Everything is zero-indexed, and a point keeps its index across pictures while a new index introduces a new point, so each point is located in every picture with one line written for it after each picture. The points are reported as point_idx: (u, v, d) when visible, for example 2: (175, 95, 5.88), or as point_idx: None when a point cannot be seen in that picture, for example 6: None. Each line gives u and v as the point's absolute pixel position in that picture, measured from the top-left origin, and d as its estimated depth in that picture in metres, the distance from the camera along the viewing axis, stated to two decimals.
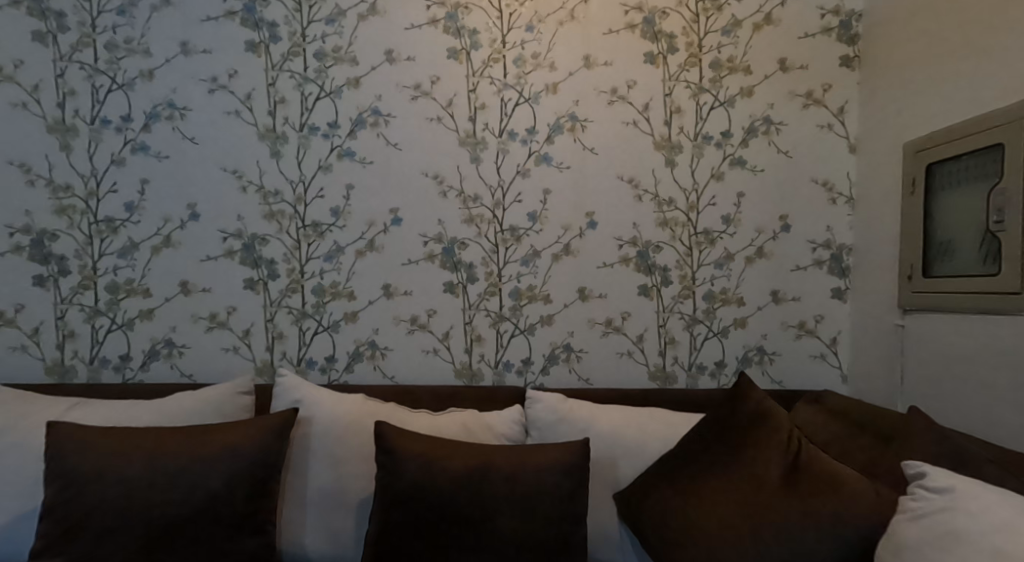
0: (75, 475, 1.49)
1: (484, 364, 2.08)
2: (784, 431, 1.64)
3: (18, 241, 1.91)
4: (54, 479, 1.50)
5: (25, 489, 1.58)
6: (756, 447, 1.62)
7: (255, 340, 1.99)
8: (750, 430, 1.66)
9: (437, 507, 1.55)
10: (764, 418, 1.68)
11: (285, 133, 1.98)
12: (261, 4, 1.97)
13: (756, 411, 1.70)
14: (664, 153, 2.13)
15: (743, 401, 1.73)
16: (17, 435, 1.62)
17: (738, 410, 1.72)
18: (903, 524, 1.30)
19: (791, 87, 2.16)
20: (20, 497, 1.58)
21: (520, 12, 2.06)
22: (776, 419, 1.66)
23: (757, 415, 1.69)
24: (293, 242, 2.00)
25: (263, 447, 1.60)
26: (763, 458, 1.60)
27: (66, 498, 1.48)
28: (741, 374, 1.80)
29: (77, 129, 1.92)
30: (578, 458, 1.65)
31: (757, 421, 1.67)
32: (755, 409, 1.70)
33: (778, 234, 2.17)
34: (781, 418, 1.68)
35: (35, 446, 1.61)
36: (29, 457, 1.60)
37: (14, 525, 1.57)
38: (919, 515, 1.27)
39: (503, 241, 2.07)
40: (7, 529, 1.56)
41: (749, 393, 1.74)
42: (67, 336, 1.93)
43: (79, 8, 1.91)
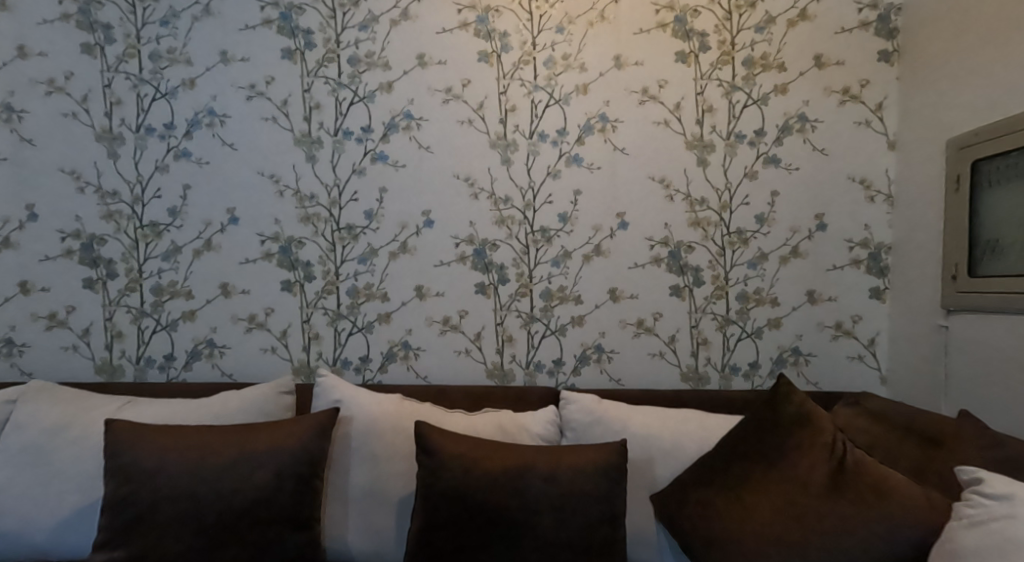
0: (133, 470, 1.56)
1: (516, 364, 2.10)
2: (828, 434, 1.63)
3: (70, 245, 1.99)
4: (114, 474, 1.57)
5: (82, 485, 1.65)
6: (800, 452, 1.61)
7: (292, 341, 2.04)
8: (792, 434, 1.65)
9: (479, 508, 1.58)
10: (806, 421, 1.66)
11: (320, 138, 2.03)
12: (297, 12, 2.01)
13: (798, 413, 1.68)
14: (696, 152, 2.11)
15: (783, 403, 1.71)
16: (74, 433, 1.69)
17: (779, 411, 1.70)
18: (959, 531, 1.30)
19: (827, 84, 2.13)
20: (77, 493, 1.64)
21: (550, 13, 2.07)
22: (817, 422, 1.65)
23: (800, 417, 1.67)
24: (328, 244, 2.04)
25: (308, 444, 1.65)
26: (806, 463, 1.59)
27: (124, 493, 1.54)
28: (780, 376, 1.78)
29: (123, 137, 1.99)
30: (616, 459, 1.66)
31: (799, 424, 1.66)
32: (796, 412, 1.69)
33: (813, 232, 2.14)
34: (824, 420, 1.66)
35: (90, 444, 1.68)
36: (86, 454, 1.67)
37: (73, 520, 1.64)
38: (977, 522, 1.27)
39: (534, 241, 2.09)
40: (66, 522, 1.63)
41: (790, 395, 1.72)
42: (115, 336, 2.00)
43: (124, 20, 1.98)
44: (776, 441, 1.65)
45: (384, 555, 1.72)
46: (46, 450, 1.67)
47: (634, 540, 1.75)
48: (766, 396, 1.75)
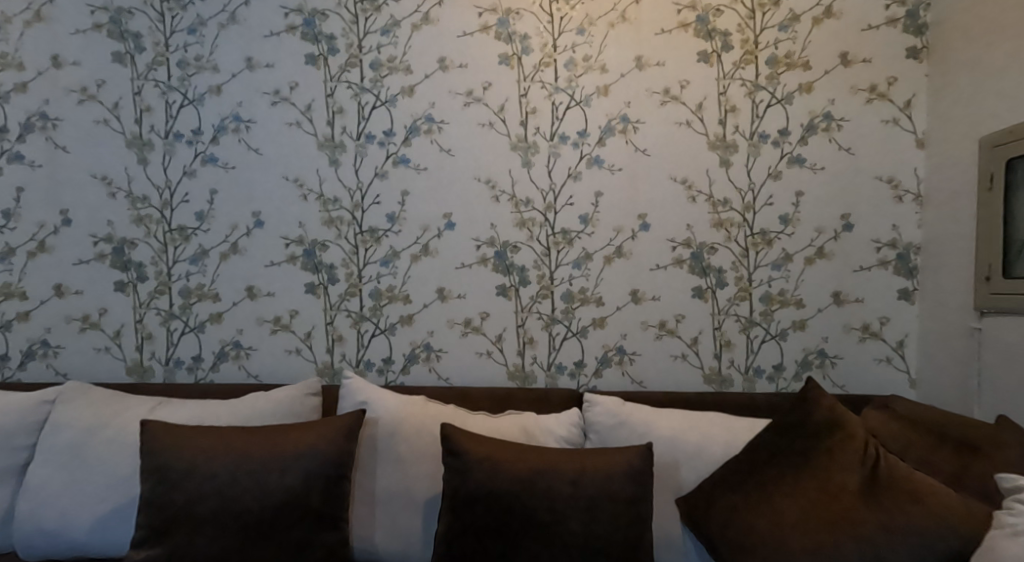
0: (168, 470, 1.59)
1: (537, 366, 2.11)
2: (860, 439, 1.61)
3: (102, 249, 2.04)
4: (150, 474, 1.60)
5: (119, 483, 1.69)
6: (831, 457, 1.59)
7: (316, 343, 2.07)
8: (822, 438, 1.63)
9: (507, 510, 1.59)
10: (837, 425, 1.64)
11: (343, 142, 2.05)
12: (320, 18, 2.04)
13: (827, 418, 1.66)
14: (718, 153, 2.10)
15: (813, 408, 1.69)
16: (109, 433, 1.74)
17: (807, 416, 1.67)
18: (1001, 540, 1.28)
19: (853, 82, 2.09)
20: (113, 492, 1.69)
21: (571, 15, 2.07)
22: (849, 427, 1.63)
23: (829, 423, 1.65)
24: (350, 247, 2.07)
25: (336, 445, 1.67)
26: (838, 467, 1.57)
27: (159, 492, 1.58)
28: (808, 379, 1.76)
29: (152, 144, 2.03)
30: (642, 462, 1.66)
31: (830, 428, 1.63)
32: (825, 416, 1.66)
33: (839, 233, 2.11)
34: (856, 425, 1.63)
35: (125, 444, 1.73)
36: (122, 454, 1.72)
37: (110, 518, 1.68)
38: (1019, 531, 1.25)
39: (555, 243, 2.09)
40: (104, 520, 1.67)
41: (819, 400, 1.70)
42: (145, 338, 2.05)
43: (153, 29, 2.03)
44: (806, 446, 1.63)
45: (412, 555, 1.74)
46: (84, 449, 1.72)
47: (660, 544, 1.74)
48: (795, 400, 1.73)
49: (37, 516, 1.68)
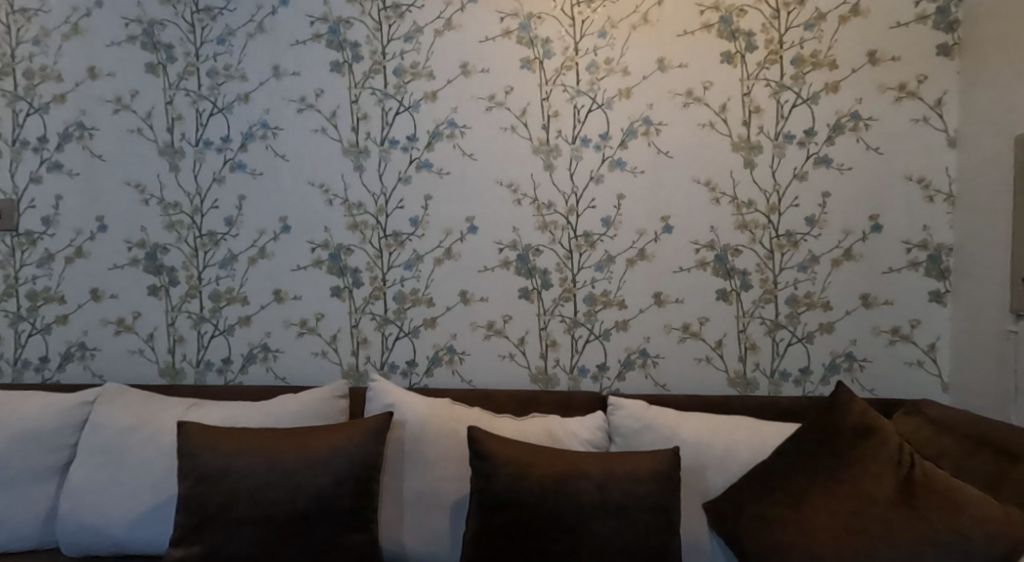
0: (204, 470, 1.63)
1: (559, 369, 2.11)
2: (893, 445, 1.60)
3: (136, 254, 2.09)
4: (186, 474, 1.64)
5: (156, 483, 1.74)
6: (864, 463, 1.59)
7: (341, 345, 2.11)
8: (854, 444, 1.62)
9: (534, 514, 1.60)
10: (870, 431, 1.63)
11: (367, 148, 2.08)
12: (344, 26, 2.07)
13: (858, 423, 1.66)
14: (743, 154, 2.08)
15: (845, 413, 1.69)
16: (146, 434, 1.79)
17: (839, 421, 1.68)
18: None
19: (882, 81, 2.06)
20: (151, 491, 1.74)
21: (593, 18, 2.07)
22: (882, 433, 1.62)
23: (861, 428, 1.65)
24: (375, 251, 2.10)
25: (364, 448, 1.70)
26: (871, 475, 1.56)
27: (195, 493, 1.61)
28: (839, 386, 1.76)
29: (183, 151, 2.08)
30: (669, 467, 1.66)
31: (862, 435, 1.63)
32: (858, 421, 1.66)
33: (867, 234, 2.08)
34: (889, 431, 1.62)
35: (161, 444, 1.78)
36: (158, 454, 1.77)
37: (149, 517, 1.72)
38: None
39: (577, 246, 2.09)
40: (141, 519, 1.72)
41: (850, 405, 1.70)
42: (177, 341, 2.11)
43: (184, 39, 2.07)
44: (837, 451, 1.63)
45: (439, 556, 1.76)
46: (123, 449, 1.78)
47: (686, 548, 1.73)
48: (827, 406, 1.73)
49: (79, 514, 1.73)
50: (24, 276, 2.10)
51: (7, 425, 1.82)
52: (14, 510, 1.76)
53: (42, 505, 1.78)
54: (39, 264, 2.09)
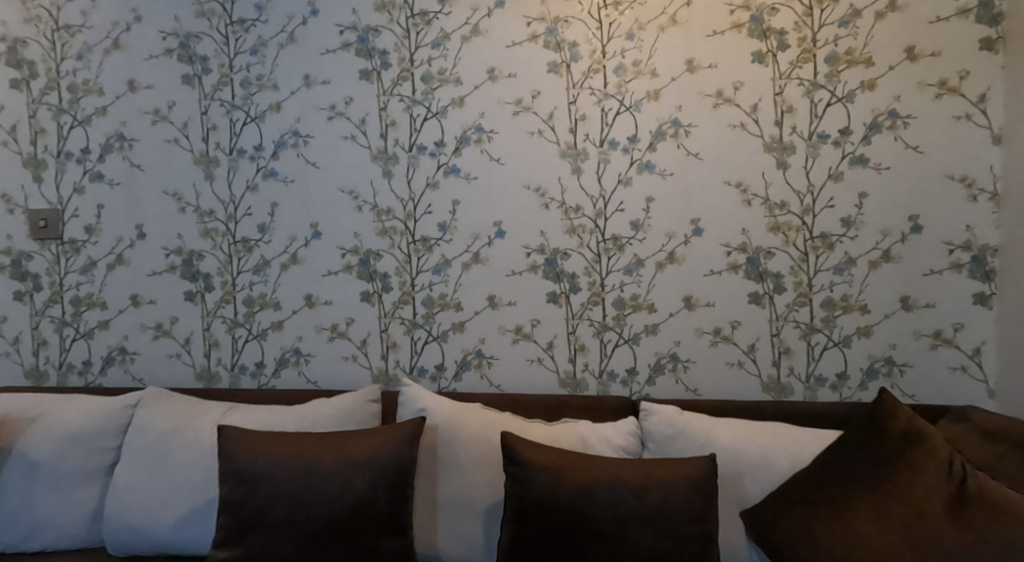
0: (246, 473, 1.66)
1: (588, 374, 2.11)
2: (943, 455, 1.57)
3: (173, 261, 2.15)
4: (226, 477, 1.67)
5: (198, 484, 1.78)
6: (912, 473, 1.56)
7: (371, 350, 2.13)
8: (901, 453, 1.60)
9: (571, 518, 1.59)
10: (917, 440, 1.61)
11: (396, 154, 2.10)
12: (373, 34, 2.09)
13: (904, 431, 1.63)
14: (775, 155, 2.04)
15: (889, 423, 1.66)
16: (187, 437, 1.84)
17: (883, 431, 1.66)
18: None
19: (921, 77, 2.00)
20: (192, 492, 1.78)
21: (620, 21, 2.05)
22: (931, 442, 1.60)
23: (907, 436, 1.62)
24: (403, 256, 2.12)
25: (399, 452, 1.71)
26: (921, 485, 1.54)
27: (236, 496, 1.64)
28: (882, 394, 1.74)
29: (218, 160, 2.13)
30: (706, 474, 1.63)
31: (910, 442, 1.61)
32: (903, 430, 1.64)
33: (907, 235, 2.03)
34: (937, 439, 1.60)
35: (200, 446, 1.82)
36: (198, 456, 1.81)
37: (192, 518, 1.77)
38: None
39: (605, 250, 2.08)
40: (184, 520, 1.76)
41: (894, 413, 1.68)
42: (212, 345, 2.16)
43: (219, 51, 2.11)
44: (883, 460, 1.61)
45: None
46: (165, 451, 1.82)
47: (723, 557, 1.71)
48: (870, 416, 1.70)
49: (123, 514, 1.78)
50: (68, 282, 2.17)
51: (55, 428, 1.88)
52: (62, 510, 1.82)
53: (89, 505, 1.84)
54: (82, 271, 2.16)
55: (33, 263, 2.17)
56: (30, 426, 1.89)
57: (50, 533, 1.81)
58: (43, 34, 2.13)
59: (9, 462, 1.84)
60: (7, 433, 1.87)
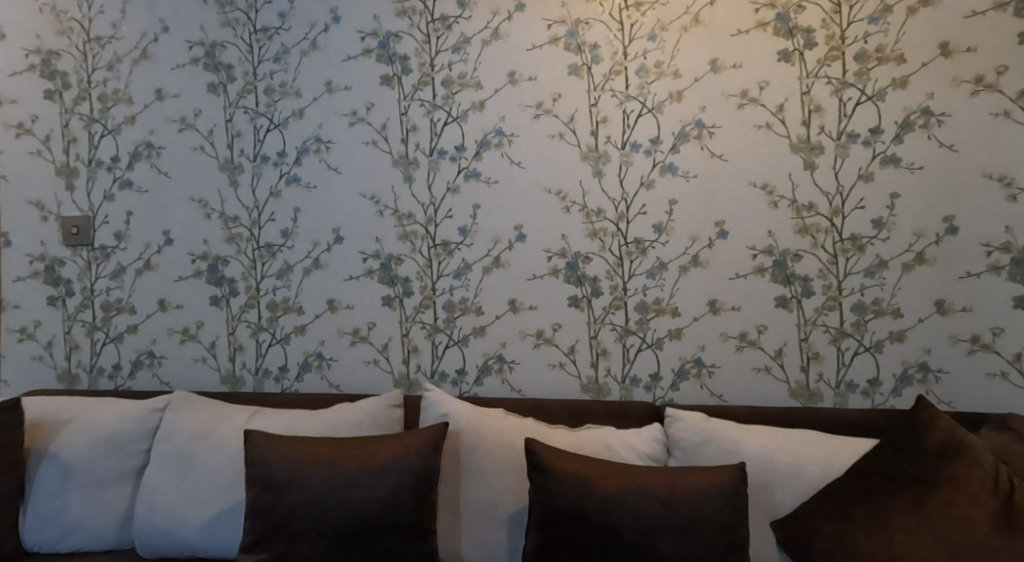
0: (272, 478, 1.67)
1: (611, 379, 2.08)
2: (989, 468, 1.55)
3: (199, 266, 2.18)
4: (253, 482, 1.68)
5: (226, 488, 1.80)
6: (955, 485, 1.53)
7: (392, 354, 2.14)
8: (942, 466, 1.56)
9: (598, 529, 1.56)
10: (961, 451, 1.57)
11: (417, 159, 2.11)
12: (394, 40, 2.10)
13: (945, 440, 1.59)
14: (802, 155, 2.00)
15: (930, 432, 1.61)
16: (215, 440, 1.86)
17: (924, 440, 1.61)
18: None
19: (956, 74, 1.94)
20: (219, 494, 1.80)
21: (642, 22, 2.03)
22: (976, 454, 1.56)
23: (949, 446, 1.58)
24: (425, 260, 2.12)
25: (423, 458, 1.71)
26: (966, 499, 1.51)
27: (263, 501, 1.65)
28: (921, 400, 1.68)
29: (242, 167, 2.16)
30: (736, 483, 1.60)
31: (953, 454, 1.57)
32: (945, 440, 1.59)
33: (942, 237, 1.96)
34: (981, 450, 1.57)
35: (227, 449, 1.84)
36: (226, 459, 1.83)
37: (221, 520, 1.79)
38: None
39: (628, 253, 2.06)
40: (212, 522, 1.78)
41: (934, 422, 1.63)
42: (237, 349, 2.18)
43: (243, 59, 2.15)
44: (923, 471, 1.57)
45: None
46: (194, 454, 1.85)
47: None
48: (909, 423, 1.65)
49: (153, 516, 1.81)
50: (99, 288, 2.22)
51: (87, 431, 1.92)
52: (95, 511, 1.85)
53: (120, 507, 1.87)
54: (112, 276, 2.21)
55: (65, 269, 2.22)
56: (64, 429, 1.93)
57: (83, 534, 1.84)
58: (75, 46, 2.19)
59: (43, 464, 1.88)
60: (42, 435, 1.91)
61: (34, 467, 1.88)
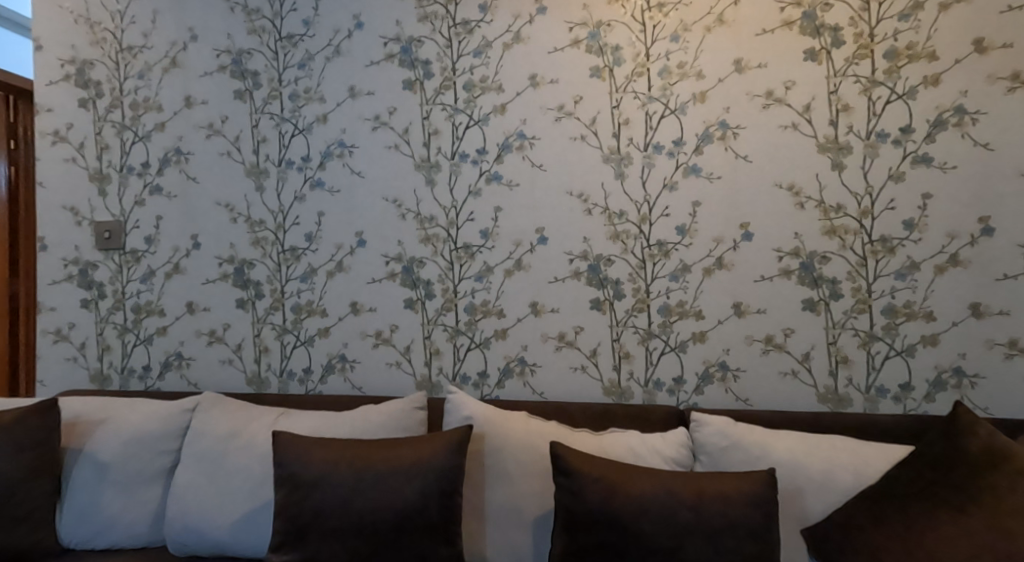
0: (300, 479, 1.68)
1: (634, 382, 2.06)
2: None
3: (226, 269, 2.22)
4: (281, 482, 1.70)
5: (254, 488, 1.83)
6: (998, 494, 1.48)
7: (414, 357, 2.15)
8: (984, 473, 1.51)
9: (625, 535, 1.55)
10: (1001, 458, 1.52)
11: (439, 162, 2.12)
12: (416, 45, 2.12)
13: (986, 448, 1.54)
14: (830, 155, 1.96)
15: (969, 439, 1.57)
16: (244, 441, 1.89)
17: (962, 447, 1.57)
18: None
19: (991, 71, 1.89)
20: (248, 495, 1.82)
21: (665, 23, 2.02)
22: (1018, 461, 1.50)
23: (989, 453, 1.53)
24: (446, 263, 2.13)
25: (447, 461, 1.71)
26: (1010, 508, 1.46)
27: (292, 501, 1.67)
28: (958, 406, 1.64)
29: (268, 171, 2.19)
30: (766, 489, 1.57)
31: (994, 462, 1.52)
32: (984, 447, 1.55)
33: (977, 238, 1.91)
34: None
35: (255, 450, 1.87)
36: (254, 460, 1.86)
37: (249, 520, 1.81)
38: None
39: (651, 255, 2.04)
40: (241, 522, 1.81)
41: (974, 429, 1.58)
42: (262, 351, 2.21)
43: (269, 66, 2.18)
44: (962, 480, 1.53)
45: None
46: (223, 454, 1.88)
47: None
48: (945, 430, 1.62)
49: (183, 515, 1.84)
50: (130, 291, 2.27)
51: (120, 431, 1.96)
52: (128, 509, 1.89)
53: (152, 506, 1.91)
54: (143, 280, 2.26)
55: (98, 272, 2.28)
56: (98, 429, 1.98)
57: (116, 532, 1.88)
58: (108, 55, 2.25)
59: (78, 463, 1.93)
60: (77, 435, 1.96)
61: (69, 466, 1.92)
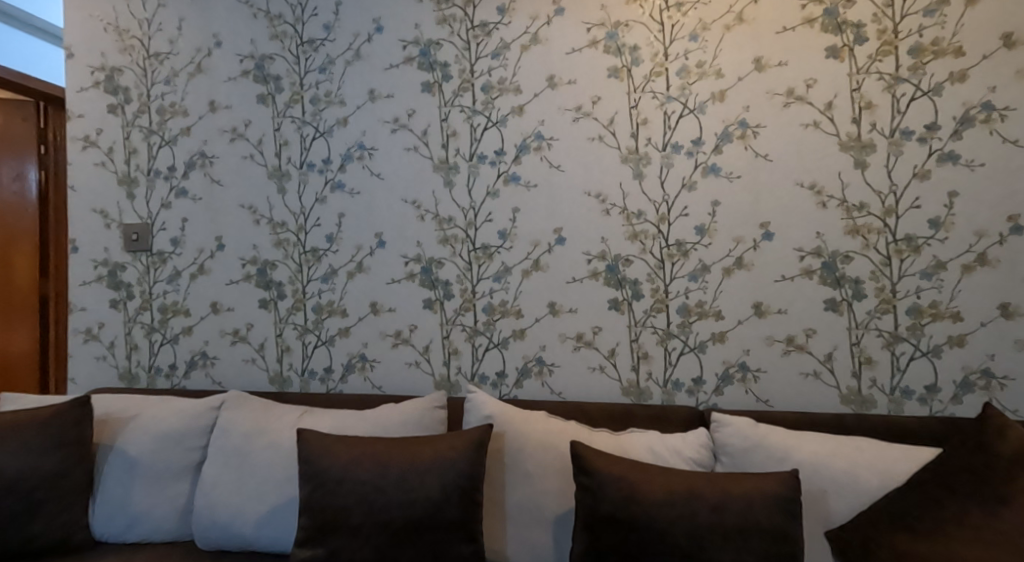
0: (324, 476, 1.70)
1: (653, 382, 2.05)
2: None
3: (249, 270, 2.26)
4: (306, 479, 1.72)
5: (278, 484, 1.86)
6: None
7: (433, 356, 2.16)
8: (1014, 477, 1.48)
9: (647, 535, 1.54)
10: None
11: (457, 164, 2.13)
12: (434, 47, 2.14)
13: (1017, 452, 1.51)
14: (852, 153, 1.94)
15: (1000, 442, 1.54)
16: (269, 438, 1.91)
17: (993, 450, 1.53)
18: None
19: (1019, 66, 1.85)
20: (272, 491, 1.85)
21: (684, 22, 2.01)
22: None
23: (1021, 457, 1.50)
24: (464, 264, 2.14)
25: (468, 459, 1.72)
26: None
27: (316, 498, 1.69)
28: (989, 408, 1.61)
29: (289, 174, 2.23)
30: (790, 490, 1.55)
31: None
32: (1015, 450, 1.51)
33: (1006, 236, 1.87)
34: None
35: (280, 448, 1.90)
36: (278, 457, 1.88)
37: (274, 516, 1.84)
38: None
39: (670, 255, 2.03)
40: (266, 518, 1.84)
41: (1005, 432, 1.55)
42: (284, 350, 2.25)
43: (291, 71, 2.22)
44: (992, 484, 1.50)
45: None
46: (249, 451, 1.91)
47: None
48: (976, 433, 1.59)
49: (210, 511, 1.87)
50: (156, 291, 2.32)
51: (149, 428, 2.00)
52: (157, 504, 1.93)
53: (180, 500, 1.95)
54: (169, 280, 2.31)
55: (126, 273, 2.33)
56: (127, 425, 2.02)
57: (145, 526, 1.93)
58: (136, 62, 2.31)
59: (108, 458, 1.97)
60: (107, 431, 2.01)
61: (100, 462, 1.97)
